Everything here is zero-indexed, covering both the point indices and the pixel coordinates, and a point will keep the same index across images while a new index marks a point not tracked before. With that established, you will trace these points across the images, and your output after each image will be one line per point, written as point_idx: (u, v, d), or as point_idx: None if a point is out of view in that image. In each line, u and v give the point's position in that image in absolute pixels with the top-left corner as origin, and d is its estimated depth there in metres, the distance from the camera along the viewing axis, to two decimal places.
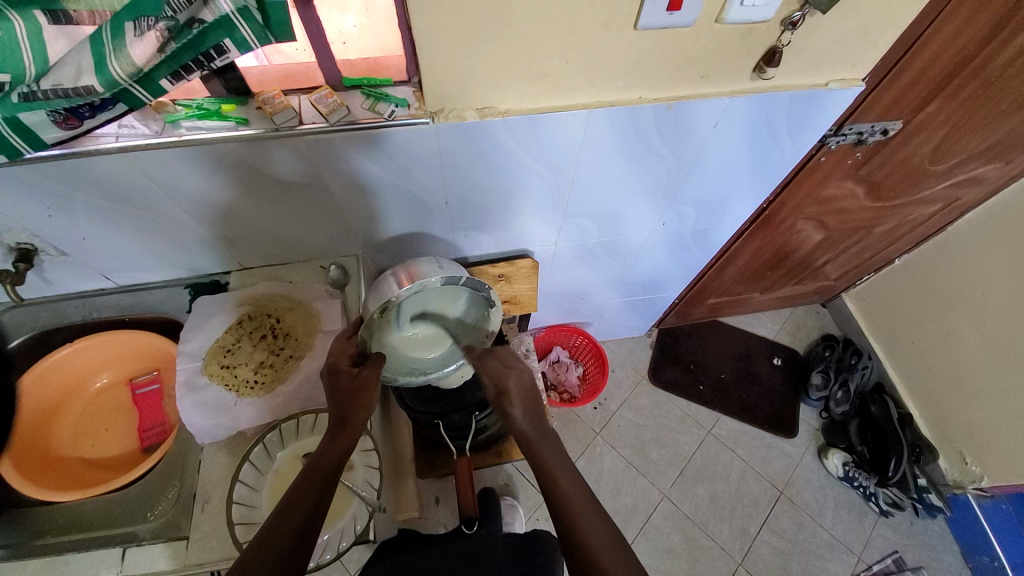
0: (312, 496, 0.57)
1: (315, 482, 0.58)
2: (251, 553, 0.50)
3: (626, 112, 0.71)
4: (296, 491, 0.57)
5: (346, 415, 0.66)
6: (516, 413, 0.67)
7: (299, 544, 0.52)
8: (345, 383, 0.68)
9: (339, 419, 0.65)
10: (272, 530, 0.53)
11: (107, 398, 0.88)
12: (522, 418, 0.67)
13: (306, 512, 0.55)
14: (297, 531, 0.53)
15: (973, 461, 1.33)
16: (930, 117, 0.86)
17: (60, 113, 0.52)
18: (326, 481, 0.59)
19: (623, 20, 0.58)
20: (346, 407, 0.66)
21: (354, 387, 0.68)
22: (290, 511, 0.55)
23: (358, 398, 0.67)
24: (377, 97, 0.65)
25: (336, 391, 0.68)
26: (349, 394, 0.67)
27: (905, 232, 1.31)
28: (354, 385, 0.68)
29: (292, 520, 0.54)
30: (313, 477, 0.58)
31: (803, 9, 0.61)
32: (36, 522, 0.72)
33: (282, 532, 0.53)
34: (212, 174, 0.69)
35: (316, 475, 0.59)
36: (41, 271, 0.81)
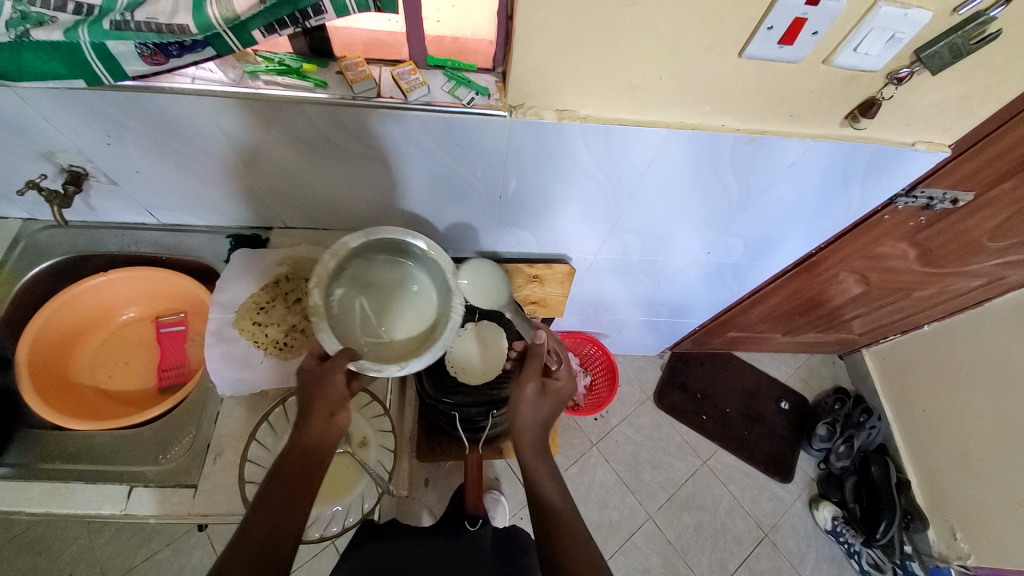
0: (282, 496, 0.56)
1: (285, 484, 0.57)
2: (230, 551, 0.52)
3: (705, 138, 0.69)
4: (264, 493, 0.55)
5: (305, 415, 0.61)
6: (531, 403, 0.70)
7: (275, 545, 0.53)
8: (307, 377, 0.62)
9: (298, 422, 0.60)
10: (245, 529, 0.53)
11: (131, 332, 0.89)
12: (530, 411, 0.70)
13: (273, 519, 0.54)
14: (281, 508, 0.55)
15: (963, 537, 1.33)
16: (1004, 193, 0.84)
17: (148, 46, 0.50)
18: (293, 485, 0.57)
19: (729, 46, 0.57)
20: (307, 405, 0.61)
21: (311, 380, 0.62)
22: (256, 515, 0.54)
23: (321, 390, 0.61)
24: (459, 81, 0.64)
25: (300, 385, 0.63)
26: (310, 391, 0.61)
27: (944, 301, 1.28)
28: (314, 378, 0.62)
29: (260, 525, 0.53)
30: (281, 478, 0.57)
31: (914, 67, 0.59)
32: (47, 445, 0.73)
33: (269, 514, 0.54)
34: (276, 132, 0.68)
35: (282, 480, 0.57)
36: (86, 196, 0.80)
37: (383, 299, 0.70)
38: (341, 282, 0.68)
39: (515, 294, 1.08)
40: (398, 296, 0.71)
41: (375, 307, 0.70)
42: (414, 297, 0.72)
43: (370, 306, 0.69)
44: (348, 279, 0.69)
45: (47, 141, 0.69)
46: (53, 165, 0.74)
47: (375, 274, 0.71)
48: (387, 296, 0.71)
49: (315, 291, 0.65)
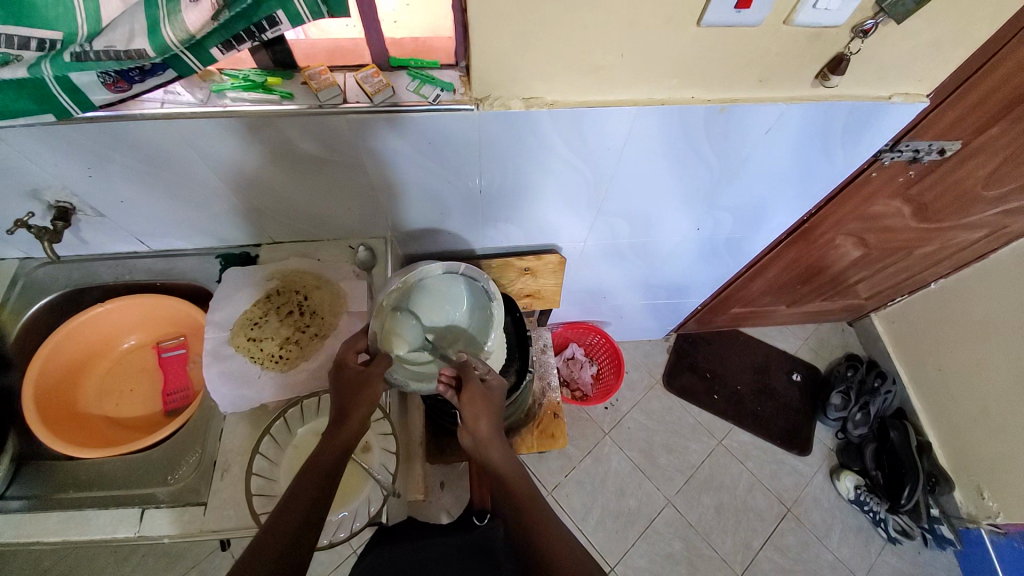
0: (314, 491, 0.56)
1: (317, 481, 0.57)
2: (258, 540, 0.51)
3: (676, 112, 0.68)
4: (295, 489, 0.56)
5: (346, 411, 0.63)
6: (483, 427, 0.66)
7: (303, 539, 0.53)
8: (350, 375, 0.67)
9: (337, 419, 0.63)
10: (276, 520, 0.53)
11: (134, 359, 0.90)
12: (487, 428, 0.66)
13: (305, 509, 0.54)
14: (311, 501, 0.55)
15: (990, 496, 1.29)
16: (992, 139, 0.82)
17: (110, 75, 0.52)
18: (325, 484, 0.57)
19: (687, 15, 0.56)
20: (345, 403, 0.64)
21: (356, 381, 0.66)
22: (289, 508, 0.54)
23: (359, 393, 0.65)
24: (423, 79, 0.64)
25: (340, 384, 0.66)
26: (355, 388, 0.65)
27: (946, 256, 1.26)
28: (357, 379, 0.66)
29: (291, 516, 0.54)
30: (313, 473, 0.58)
31: (878, 18, 0.58)
32: (60, 475, 0.75)
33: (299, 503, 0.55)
34: (250, 148, 0.68)
35: (314, 476, 0.57)
36: (77, 230, 0.82)
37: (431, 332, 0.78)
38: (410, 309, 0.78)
39: (509, 288, 1.08)
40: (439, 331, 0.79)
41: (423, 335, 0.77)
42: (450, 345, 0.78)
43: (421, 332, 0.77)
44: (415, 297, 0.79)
45: (31, 179, 0.71)
46: (40, 203, 0.75)
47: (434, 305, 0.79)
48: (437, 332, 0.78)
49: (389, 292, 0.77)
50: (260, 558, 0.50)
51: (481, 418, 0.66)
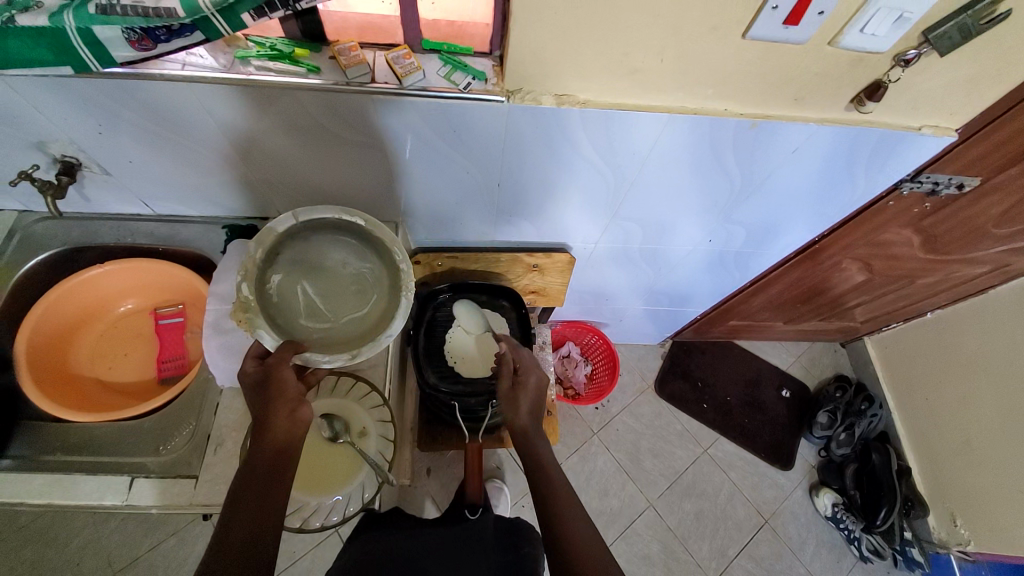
0: (255, 502, 0.53)
1: (257, 490, 0.54)
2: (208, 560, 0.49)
3: (706, 123, 0.67)
4: (237, 498, 0.53)
5: (265, 414, 0.58)
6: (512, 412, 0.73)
7: (257, 549, 0.51)
8: (255, 381, 0.60)
9: (259, 424, 0.57)
10: (224, 537, 0.51)
11: (129, 323, 0.88)
12: (528, 412, 0.72)
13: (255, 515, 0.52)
14: (260, 505, 0.53)
15: (963, 524, 1.33)
16: (1011, 179, 0.82)
17: (135, 31, 0.49)
18: (265, 491, 0.54)
19: (733, 26, 0.55)
20: (266, 404, 0.58)
21: (262, 381, 0.60)
22: (233, 520, 0.52)
23: (272, 396, 0.58)
24: (455, 65, 0.63)
25: (250, 393, 0.59)
26: (267, 392, 0.59)
27: (946, 288, 1.27)
28: (267, 378, 0.59)
29: (239, 524, 0.51)
30: (251, 482, 0.54)
31: (922, 48, 0.58)
32: (48, 437, 0.73)
33: (246, 511, 0.52)
34: (269, 118, 0.66)
35: (252, 484, 0.54)
36: (81, 186, 0.80)
37: (331, 285, 0.66)
38: (287, 275, 0.65)
39: (515, 283, 1.07)
40: (344, 280, 0.66)
41: (321, 293, 0.65)
42: (371, 287, 0.67)
43: (316, 291, 0.65)
44: (287, 262, 0.66)
45: (37, 131, 0.68)
46: (45, 155, 0.73)
47: (321, 254, 0.67)
48: (336, 279, 0.66)
49: (243, 286, 0.63)
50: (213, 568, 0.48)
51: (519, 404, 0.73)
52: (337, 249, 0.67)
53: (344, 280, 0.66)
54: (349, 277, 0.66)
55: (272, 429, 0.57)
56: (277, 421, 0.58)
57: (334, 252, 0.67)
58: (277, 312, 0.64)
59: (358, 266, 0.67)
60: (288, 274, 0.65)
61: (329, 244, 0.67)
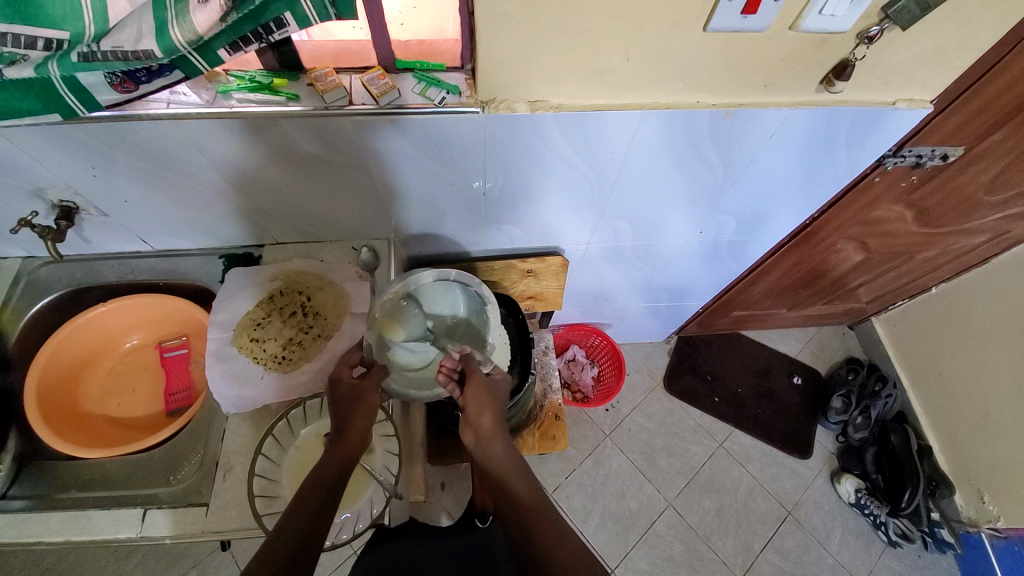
0: (315, 506, 0.55)
1: (317, 497, 0.56)
2: (268, 548, 0.51)
3: (680, 116, 0.68)
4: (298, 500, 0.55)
5: (344, 427, 0.64)
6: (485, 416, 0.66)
7: (305, 553, 0.51)
8: (345, 392, 0.66)
9: (336, 434, 0.63)
10: (282, 532, 0.52)
11: (136, 358, 0.91)
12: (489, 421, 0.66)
13: (313, 517, 0.54)
14: (316, 509, 0.55)
15: (990, 501, 1.29)
16: (995, 145, 0.82)
17: (117, 75, 0.52)
18: (324, 501, 0.56)
19: (693, 20, 0.56)
20: (347, 417, 0.65)
21: (347, 398, 0.66)
22: (294, 518, 0.54)
23: (357, 411, 0.65)
24: (428, 82, 0.64)
25: (336, 402, 0.66)
26: (348, 405, 0.66)
27: (947, 260, 1.26)
28: (354, 394, 0.66)
29: (300, 521, 0.53)
30: (314, 488, 0.57)
31: (883, 24, 0.58)
32: (60, 476, 0.75)
33: (302, 512, 0.54)
34: (254, 148, 0.68)
35: (315, 490, 0.57)
36: (80, 229, 0.82)
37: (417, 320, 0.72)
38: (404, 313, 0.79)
39: (511, 290, 1.08)
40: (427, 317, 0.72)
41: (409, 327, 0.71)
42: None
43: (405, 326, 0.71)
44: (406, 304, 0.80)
45: (34, 178, 0.71)
46: (43, 202, 0.75)
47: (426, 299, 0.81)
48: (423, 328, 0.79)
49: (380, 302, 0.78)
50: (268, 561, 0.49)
51: (482, 412, 0.66)
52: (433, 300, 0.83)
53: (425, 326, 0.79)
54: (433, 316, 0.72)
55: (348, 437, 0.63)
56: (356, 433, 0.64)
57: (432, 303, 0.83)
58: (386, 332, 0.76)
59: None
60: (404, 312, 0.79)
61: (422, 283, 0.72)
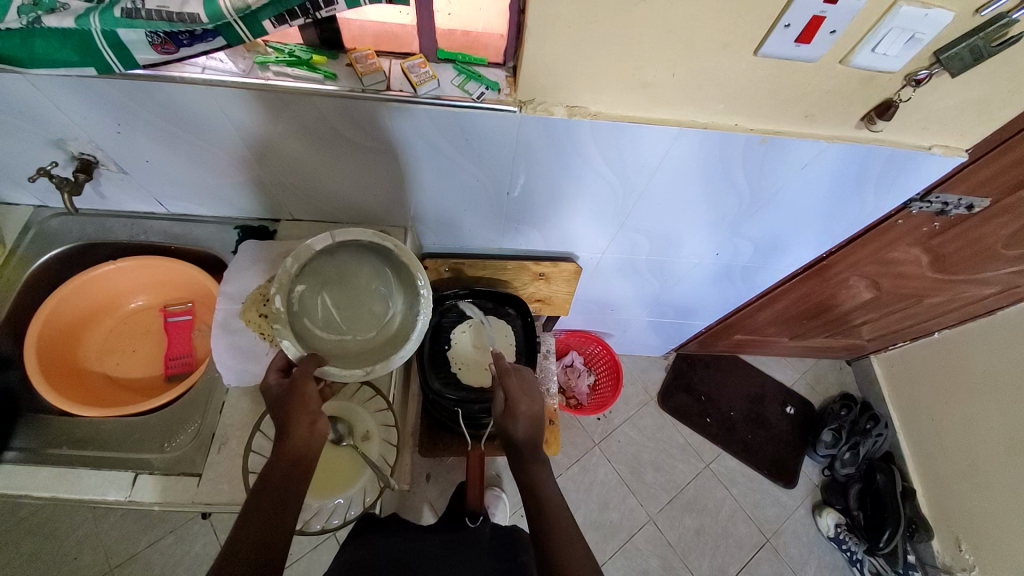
0: (272, 508, 0.54)
1: (273, 496, 0.54)
2: (224, 556, 0.50)
3: (717, 137, 0.68)
4: (251, 505, 0.53)
5: (286, 424, 0.59)
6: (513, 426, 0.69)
7: (265, 558, 0.50)
8: (281, 396, 0.61)
9: (279, 430, 0.58)
10: (236, 541, 0.51)
11: (139, 320, 0.90)
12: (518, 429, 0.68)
13: (268, 522, 0.52)
14: (273, 512, 0.53)
15: (969, 549, 1.31)
16: (1021, 200, 0.82)
17: (159, 35, 0.51)
18: (280, 502, 0.54)
19: (745, 43, 0.56)
20: (288, 415, 0.59)
21: (284, 395, 0.61)
22: (248, 523, 0.52)
23: (298, 409, 0.60)
24: (469, 75, 0.63)
25: (273, 406, 0.61)
26: (287, 402, 0.60)
27: (955, 308, 1.26)
28: (290, 394, 0.60)
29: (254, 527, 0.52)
30: (269, 488, 0.55)
31: (933, 69, 0.58)
32: (53, 431, 0.74)
33: (258, 517, 0.53)
34: (284, 123, 0.67)
35: (268, 493, 0.54)
36: (97, 184, 0.81)
37: (350, 298, 0.69)
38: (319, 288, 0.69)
39: (520, 290, 1.08)
40: (363, 294, 0.70)
41: (340, 305, 0.69)
42: (389, 302, 0.71)
43: (337, 304, 0.69)
44: (315, 277, 0.68)
45: (57, 129, 0.70)
46: (63, 153, 0.74)
47: (348, 265, 0.70)
48: (355, 293, 0.69)
49: (275, 298, 0.65)
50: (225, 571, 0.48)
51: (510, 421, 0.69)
52: (360, 263, 0.71)
53: (361, 292, 0.70)
54: (368, 293, 0.70)
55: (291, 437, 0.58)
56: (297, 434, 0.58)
57: (359, 268, 0.71)
58: (300, 322, 0.66)
59: (377, 283, 0.71)
60: (313, 291, 0.68)
61: (354, 260, 0.71)
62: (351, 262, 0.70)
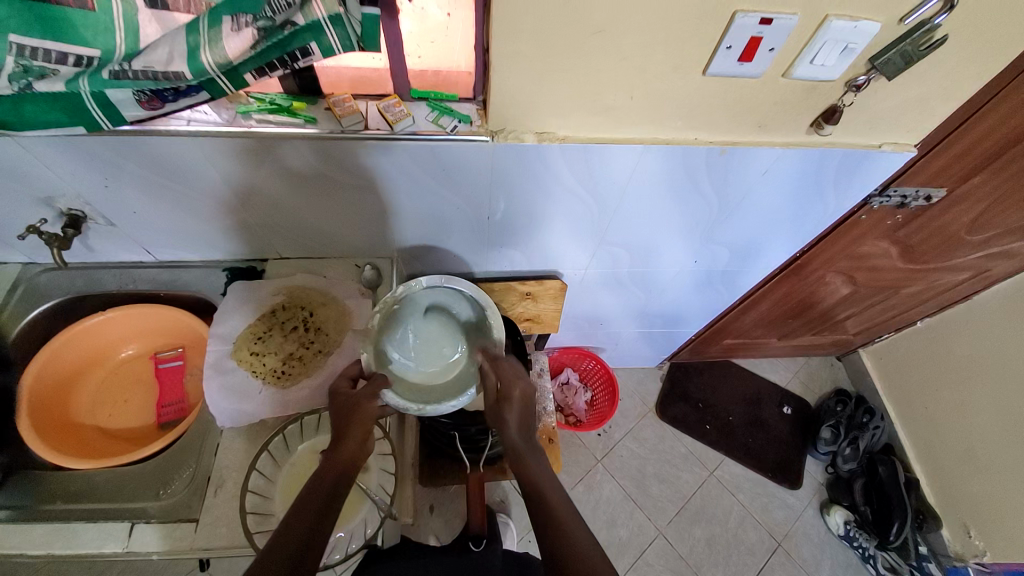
0: (315, 510, 0.56)
1: (316, 504, 0.57)
2: (267, 555, 0.51)
3: (680, 151, 0.72)
4: (297, 508, 0.56)
5: (340, 435, 0.64)
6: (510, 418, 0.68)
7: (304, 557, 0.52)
8: (342, 402, 0.66)
9: (333, 441, 0.64)
10: (280, 540, 0.53)
11: (130, 369, 0.90)
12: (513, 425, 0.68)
13: (311, 522, 0.55)
14: (315, 515, 0.56)
15: (977, 535, 1.31)
16: (973, 188, 0.87)
17: (145, 93, 0.54)
18: (323, 506, 0.57)
19: (693, 64, 0.60)
20: (343, 422, 0.65)
21: (345, 407, 0.66)
22: (293, 523, 0.54)
23: (353, 419, 0.65)
24: (442, 111, 0.67)
25: (335, 409, 0.66)
26: (347, 412, 0.65)
27: (931, 296, 1.30)
28: (350, 403, 0.66)
29: (298, 529, 0.54)
30: (313, 496, 0.58)
31: (870, 74, 0.63)
32: (48, 487, 0.73)
33: (302, 518, 0.55)
34: (270, 167, 0.70)
35: (312, 498, 0.57)
36: (85, 237, 0.83)
37: (430, 335, 0.73)
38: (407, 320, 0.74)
39: (509, 311, 1.10)
40: (443, 334, 0.73)
41: (419, 340, 0.73)
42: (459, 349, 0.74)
43: (417, 337, 0.73)
44: (409, 310, 0.76)
45: (47, 187, 0.72)
46: (52, 210, 0.76)
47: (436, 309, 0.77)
48: (436, 333, 0.73)
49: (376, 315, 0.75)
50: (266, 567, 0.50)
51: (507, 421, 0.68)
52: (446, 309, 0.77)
53: (441, 333, 0.73)
54: (446, 336, 0.73)
55: (343, 445, 0.63)
56: (350, 443, 0.63)
57: (444, 312, 0.77)
58: (386, 344, 0.73)
59: (455, 330, 0.75)
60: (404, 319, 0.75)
61: (446, 304, 0.78)
62: (441, 305, 0.78)
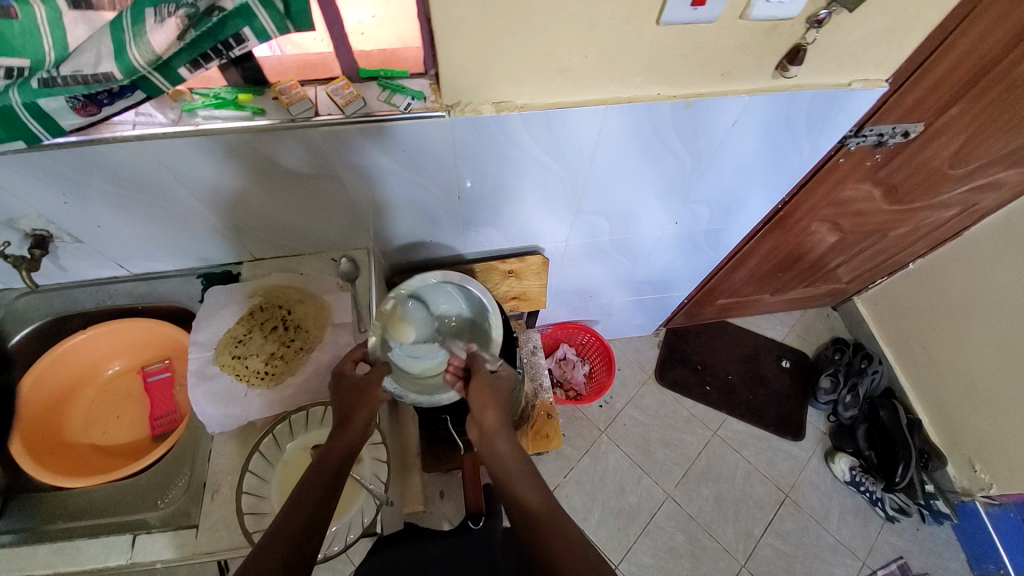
0: (321, 489, 0.56)
1: (320, 485, 0.57)
2: (269, 539, 0.51)
3: (645, 109, 0.70)
4: (303, 487, 0.56)
5: (348, 415, 0.64)
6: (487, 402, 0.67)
7: (306, 541, 0.52)
8: (350, 383, 0.68)
9: (341, 420, 0.64)
10: (285, 520, 0.53)
11: (118, 385, 0.89)
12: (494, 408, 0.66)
13: (315, 504, 0.55)
14: (320, 496, 0.56)
15: (982, 468, 1.32)
16: (952, 120, 0.84)
17: (78, 99, 0.52)
18: (328, 487, 0.57)
19: (645, 16, 0.58)
20: (349, 403, 0.66)
21: (356, 386, 0.67)
22: (299, 504, 0.54)
23: (364, 398, 0.66)
24: (393, 88, 0.65)
25: (341, 390, 0.67)
26: (354, 392, 0.66)
27: (920, 236, 1.29)
28: (359, 384, 0.67)
29: (297, 518, 0.53)
30: (317, 478, 0.58)
31: (830, 7, 0.60)
32: (48, 508, 0.73)
33: (308, 498, 0.55)
34: (227, 167, 0.69)
35: (313, 481, 0.57)
36: (54, 257, 0.81)
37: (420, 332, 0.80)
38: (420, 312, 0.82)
39: (495, 291, 1.09)
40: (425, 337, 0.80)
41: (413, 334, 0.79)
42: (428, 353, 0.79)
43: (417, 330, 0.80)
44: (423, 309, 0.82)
45: (4, 209, 0.71)
46: (16, 233, 0.75)
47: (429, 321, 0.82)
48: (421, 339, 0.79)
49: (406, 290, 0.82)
50: (274, 549, 0.50)
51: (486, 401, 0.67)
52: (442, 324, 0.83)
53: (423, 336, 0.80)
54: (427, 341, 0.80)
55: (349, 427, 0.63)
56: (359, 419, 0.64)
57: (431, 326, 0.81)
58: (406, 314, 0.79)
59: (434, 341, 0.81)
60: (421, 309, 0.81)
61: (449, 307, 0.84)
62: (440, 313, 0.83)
